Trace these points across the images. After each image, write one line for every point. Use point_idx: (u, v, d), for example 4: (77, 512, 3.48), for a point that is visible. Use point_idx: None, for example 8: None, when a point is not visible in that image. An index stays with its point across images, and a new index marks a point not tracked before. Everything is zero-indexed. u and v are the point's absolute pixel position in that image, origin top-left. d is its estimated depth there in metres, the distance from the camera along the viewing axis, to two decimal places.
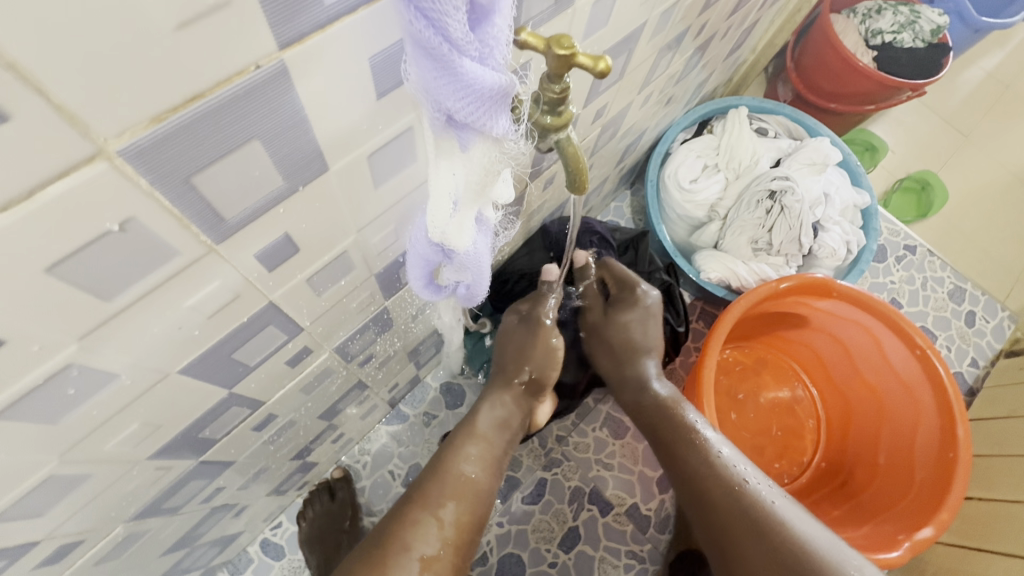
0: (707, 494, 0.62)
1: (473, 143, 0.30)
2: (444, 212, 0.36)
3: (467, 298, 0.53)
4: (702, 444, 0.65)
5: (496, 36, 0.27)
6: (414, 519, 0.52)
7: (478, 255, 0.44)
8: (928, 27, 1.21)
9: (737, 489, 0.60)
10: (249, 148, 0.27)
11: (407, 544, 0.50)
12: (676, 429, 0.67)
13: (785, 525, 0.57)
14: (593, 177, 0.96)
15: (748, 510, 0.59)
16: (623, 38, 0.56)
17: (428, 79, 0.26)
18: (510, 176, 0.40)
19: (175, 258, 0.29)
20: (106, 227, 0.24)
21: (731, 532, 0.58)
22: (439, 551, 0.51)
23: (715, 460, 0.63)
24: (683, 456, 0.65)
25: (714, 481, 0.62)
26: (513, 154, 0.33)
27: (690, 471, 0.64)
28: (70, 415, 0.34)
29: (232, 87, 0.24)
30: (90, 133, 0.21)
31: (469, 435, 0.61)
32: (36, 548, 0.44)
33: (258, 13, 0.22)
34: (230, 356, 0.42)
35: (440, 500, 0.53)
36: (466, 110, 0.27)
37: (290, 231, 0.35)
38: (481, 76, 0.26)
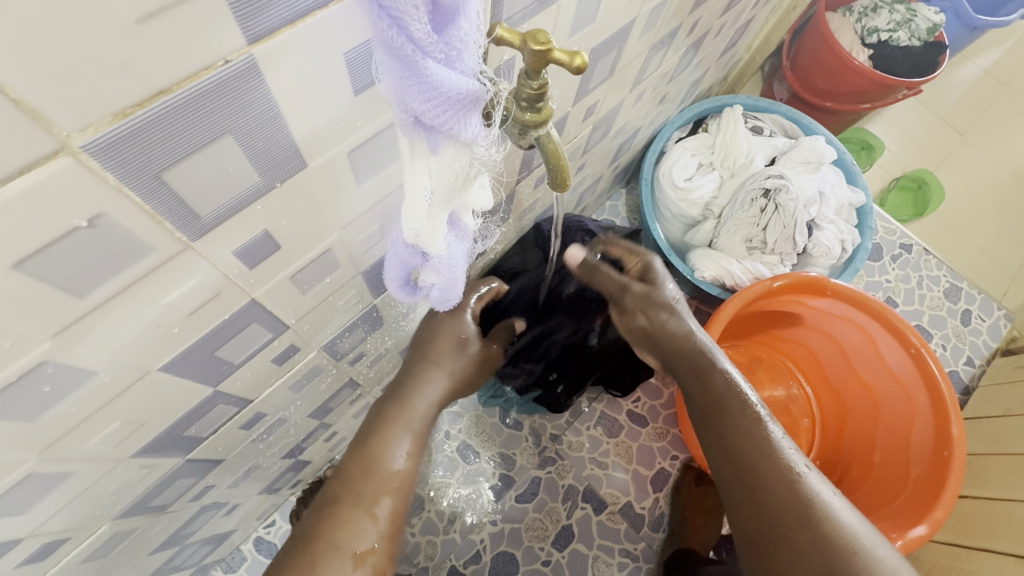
0: (760, 474, 0.57)
1: (443, 145, 0.30)
2: (420, 211, 0.35)
3: (442, 300, 0.52)
4: (759, 422, 0.61)
5: (462, 39, 0.26)
6: (347, 517, 0.51)
7: (452, 259, 0.44)
8: (924, 26, 1.21)
9: (795, 474, 0.57)
10: (222, 144, 0.27)
11: (339, 544, 0.49)
12: (731, 400, 0.63)
13: (835, 521, 0.54)
14: (587, 175, 0.96)
15: (803, 503, 0.55)
16: (613, 35, 0.55)
17: (394, 80, 0.26)
18: (487, 182, 0.40)
19: (149, 255, 0.29)
20: (75, 224, 0.24)
21: (780, 522, 0.55)
22: (374, 544, 0.51)
23: (770, 440, 0.59)
24: (736, 427, 0.61)
25: (769, 464, 0.58)
26: (485, 160, 0.33)
27: (740, 448, 0.60)
28: (47, 413, 0.34)
29: (200, 83, 0.23)
30: (53, 128, 0.21)
31: (401, 419, 0.56)
32: (19, 546, 0.44)
33: (222, 9, 0.22)
34: (213, 353, 0.42)
35: (374, 495, 0.52)
36: (434, 113, 0.27)
37: (270, 228, 0.35)
38: (448, 79, 0.26)
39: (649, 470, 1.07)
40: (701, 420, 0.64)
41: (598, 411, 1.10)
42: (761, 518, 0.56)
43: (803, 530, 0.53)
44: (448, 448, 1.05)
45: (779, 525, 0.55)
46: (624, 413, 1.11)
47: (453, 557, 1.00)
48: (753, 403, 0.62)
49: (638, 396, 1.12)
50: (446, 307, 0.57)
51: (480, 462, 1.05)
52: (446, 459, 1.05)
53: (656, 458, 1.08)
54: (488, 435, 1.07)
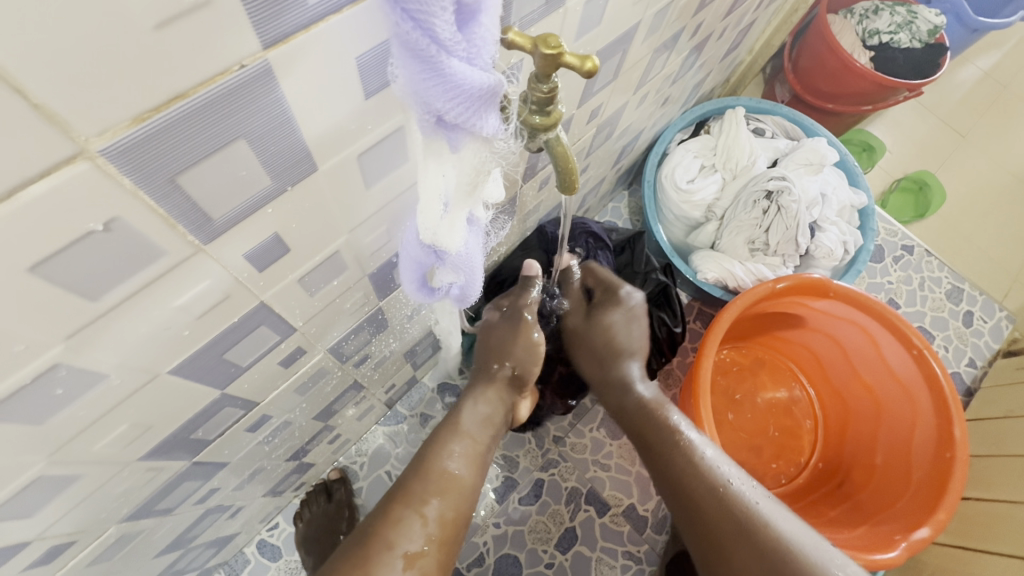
0: (691, 498, 0.59)
1: (463, 142, 0.30)
2: (434, 214, 0.36)
3: (460, 299, 0.52)
4: (682, 444, 0.62)
5: (482, 36, 0.27)
6: (397, 517, 0.50)
7: (469, 255, 0.43)
8: (925, 28, 1.21)
9: (722, 491, 0.58)
10: (235, 148, 0.27)
11: (390, 541, 0.48)
12: (653, 423, 0.65)
13: (771, 528, 0.55)
14: (590, 177, 0.96)
15: (738, 516, 0.56)
16: (617, 38, 0.56)
17: (415, 81, 0.26)
18: (499, 176, 0.40)
19: (162, 258, 0.29)
20: (90, 227, 0.24)
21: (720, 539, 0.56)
22: (423, 547, 0.49)
23: (696, 456, 0.61)
24: (665, 450, 0.63)
25: (698, 482, 0.59)
26: (502, 153, 0.34)
27: (671, 472, 0.61)
28: (57, 416, 0.34)
29: (215, 87, 0.24)
30: (71, 133, 0.21)
31: (454, 431, 0.59)
32: (27, 549, 0.44)
33: (240, 15, 0.22)
34: (222, 356, 0.42)
35: (424, 497, 0.52)
36: (456, 111, 0.27)
37: (279, 232, 0.35)
38: (470, 76, 0.26)
39: None
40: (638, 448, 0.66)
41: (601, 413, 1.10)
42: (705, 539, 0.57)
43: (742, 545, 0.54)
44: None
45: (719, 544, 0.56)
46: None
47: (456, 559, 0.99)
48: (677, 424, 0.64)
49: None
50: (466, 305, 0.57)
51: None
52: None
53: None
54: None
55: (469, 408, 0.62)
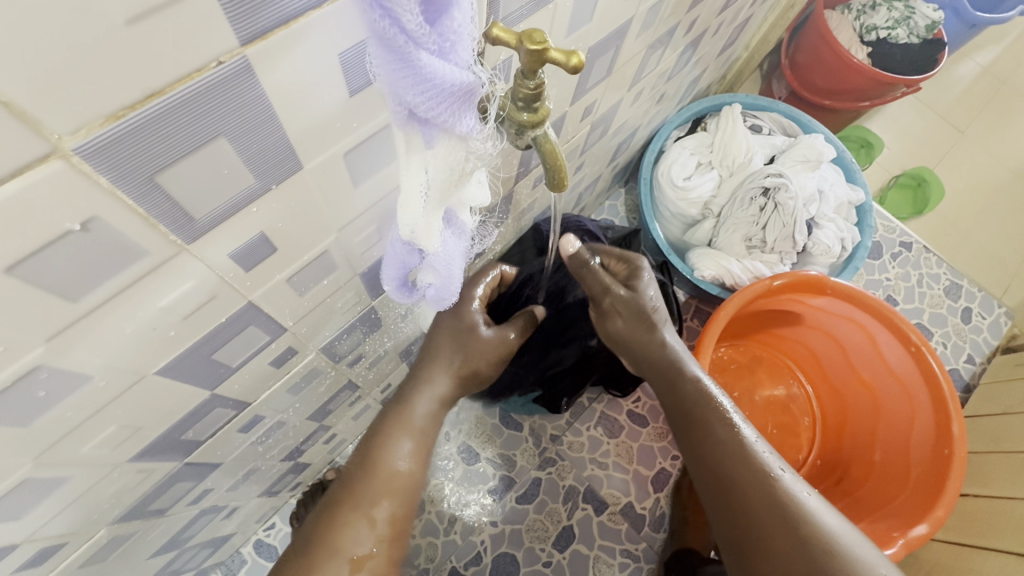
0: (736, 484, 0.58)
1: (437, 139, 0.31)
2: (415, 207, 0.35)
3: (439, 301, 0.52)
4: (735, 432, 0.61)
5: (456, 30, 0.26)
6: (345, 520, 0.53)
7: (449, 257, 0.44)
8: (923, 22, 1.21)
9: (772, 481, 0.57)
10: (216, 146, 0.27)
11: (337, 549, 0.51)
12: (705, 402, 0.63)
13: (815, 521, 0.55)
14: (586, 175, 0.96)
15: (783, 507, 0.56)
16: (611, 34, 0.55)
17: (387, 72, 0.26)
18: (483, 178, 0.40)
19: (144, 259, 0.29)
20: (67, 227, 0.24)
21: (756, 527, 0.56)
22: (372, 550, 0.53)
23: (744, 443, 0.60)
24: (711, 434, 0.61)
25: (745, 471, 0.58)
26: (480, 154, 0.33)
27: (718, 458, 0.60)
28: (42, 417, 0.33)
29: (193, 84, 0.23)
30: (44, 131, 0.20)
31: (403, 424, 0.58)
32: (16, 551, 0.43)
33: (214, 11, 0.22)
34: (210, 357, 0.42)
35: (373, 499, 0.54)
36: (428, 105, 0.27)
37: (266, 230, 0.35)
38: (442, 71, 0.26)
39: (650, 470, 1.07)
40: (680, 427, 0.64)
41: (599, 411, 1.10)
42: (740, 523, 0.57)
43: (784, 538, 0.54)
44: (449, 449, 1.05)
45: (757, 532, 0.56)
46: (625, 413, 1.11)
47: (453, 558, 1.00)
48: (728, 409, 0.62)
49: (639, 396, 1.12)
50: (442, 306, 0.55)
51: (480, 463, 1.05)
52: (447, 460, 1.05)
53: (657, 458, 1.08)
54: (488, 436, 1.07)
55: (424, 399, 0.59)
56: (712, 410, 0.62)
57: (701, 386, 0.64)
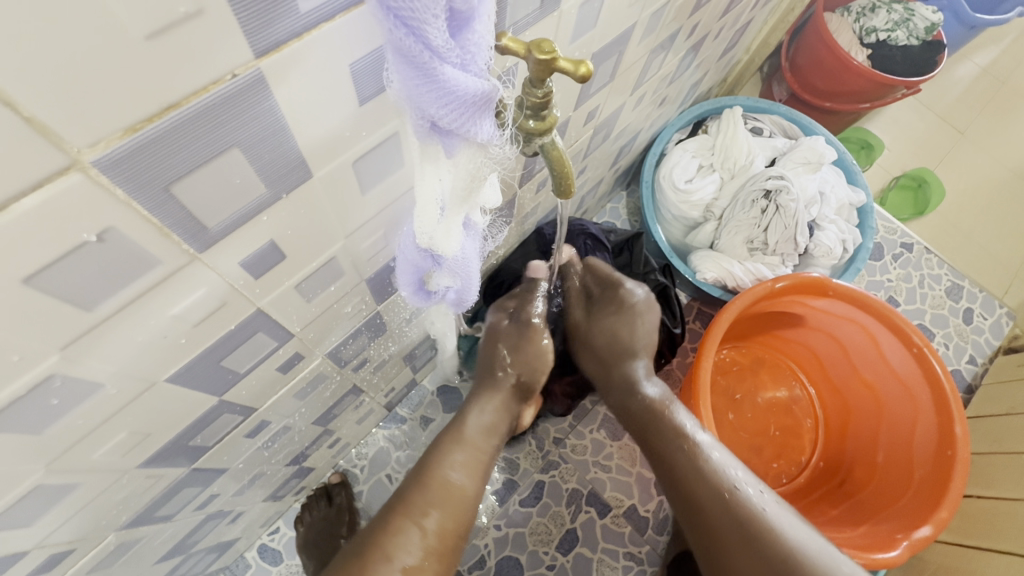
0: (698, 504, 0.59)
1: (459, 148, 0.30)
2: (432, 216, 0.36)
3: (458, 302, 0.53)
4: (694, 451, 0.61)
5: (476, 42, 0.27)
6: (397, 528, 0.51)
7: (466, 258, 0.44)
8: (922, 25, 1.21)
9: (734, 500, 0.58)
10: (230, 156, 0.27)
11: (390, 554, 0.49)
12: (662, 422, 0.64)
13: (780, 537, 0.55)
14: (588, 178, 0.96)
15: (747, 524, 0.56)
16: (614, 39, 0.55)
17: (410, 87, 0.26)
18: (496, 181, 0.40)
19: (157, 268, 0.29)
20: (84, 238, 0.24)
21: (724, 548, 0.57)
22: (420, 560, 0.50)
23: (701, 463, 0.60)
24: (671, 454, 0.62)
25: (708, 491, 0.59)
26: (498, 158, 0.33)
27: (679, 478, 0.61)
28: (54, 425, 0.34)
29: (208, 96, 0.24)
30: (63, 145, 0.21)
31: (457, 439, 0.59)
32: (26, 558, 0.44)
33: (232, 26, 0.22)
34: (219, 363, 0.42)
35: (425, 508, 0.52)
36: (451, 117, 0.27)
37: (275, 238, 0.35)
38: (465, 82, 0.26)
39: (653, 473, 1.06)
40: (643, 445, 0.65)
41: (602, 414, 1.10)
42: (709, 542, 0.59)
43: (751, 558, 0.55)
44: None
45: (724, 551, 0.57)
46: None
47: (458, 562, 0.99)
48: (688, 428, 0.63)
49: None
50: (461, 308, 0.56)
51: None
52: None
53: None
54: None
55: (475, 413, 0.61)
56: (669, 431, 0.63)
57: (659, 406, 0.65)
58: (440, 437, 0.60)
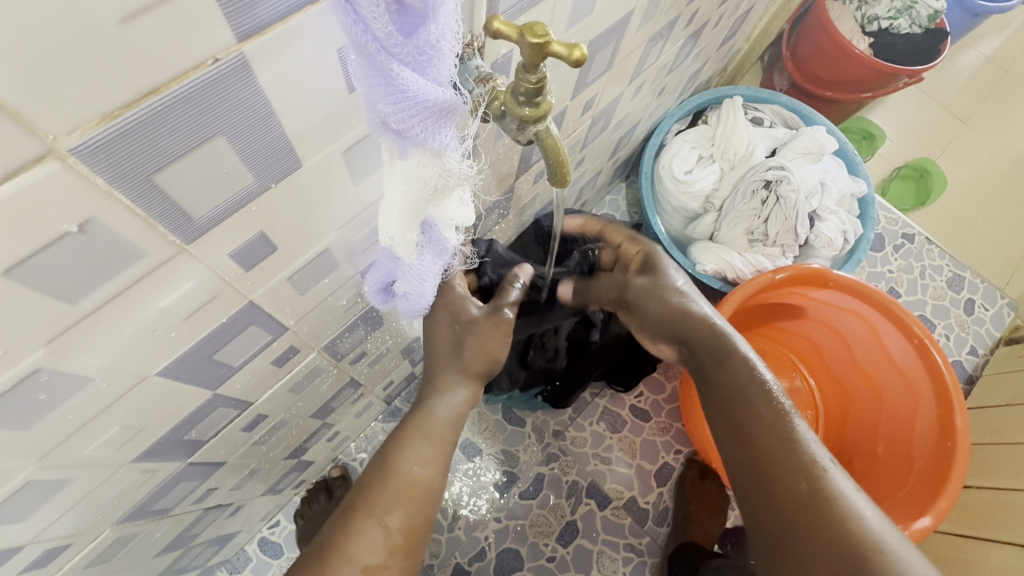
0: (772, 467, 0.52)
1: (411, 152, 0.30)
2: (392, 223, 0.37)
3: (412, 310, 0.52)
4: (783, 414, 0.55)
5: (432, 43, 0.26)
6: (358, 527, 0.50)
7: (425, 268, 0.44)
8: (926, 12, 1.19)
9: (820, 470, 0.50)
10: (215, 144, 0.26)
11: (348, 556, 0.48)
12: (750, 383, 0.58)
13: (859, 517, 0.47)
14: (587, 169, 0.95)
15: (821, 493, 0.48)
16: (611, 27, 0.55)
17: (363, 81, 0.26)
18: (470, 197, 0.39)
19: (142, 259, 0.28)
20: (64, 228, 0.24)
21: (790, 518, 0.49)
22: (384, 560, 0.50)
23: (788, 427, 0.54)
24: (754, 413, 0.56)
25: (788, 452, 0.52)
26: (457, 174, 0.32)
27: (756, 438, 0.54)
28: (44, 420, 0.33)
29: (189, 82, 0.23)
30: (39, 132, 0.20)
31: (421, 429, 0.58)
32: (21, 553, 0.43)
33: (213, 11, 0.21)
34: (212, 357, 0.42)
35: (387, 507, 0.52)
36: (400, 116, 0.27)
37: (265, 229, 0.35)
38: (416, 84, 0.26)
39: (653, 464, 1.07)
40: (720, 408, 0.59)
41: (601, 406, 1.10)
42: (772, 508, 0.50)
43: (823, 532, 0.47)
44: None
45: (791, 518, 0.49)
46: (627, 408, 1.10)
47: (458, 554, 1.00)
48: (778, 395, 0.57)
49: (642, 391, 1.11)
50: (414, 315, 0.56)
51: (482, 459, 1.05)
52: None
53: (659, 452, 1.08)
54: (490, 432, 1.07)
55: (444, 405, 0.60)
56: (759, 391, 0.57)
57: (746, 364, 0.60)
58: (400, 426, 0.59)
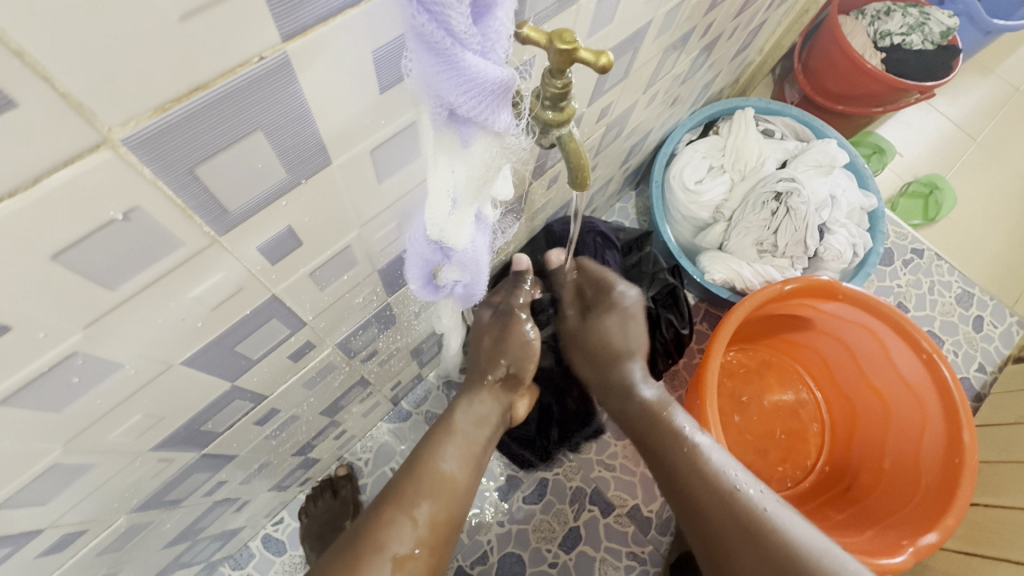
0: (700, 505, 0.62)
1: (476, 137, 0.31)
2: (443, 208, 0.36)
3: (467, 296, 0.53)
4: (697, 451, 0.66)
5: (497, 29, 0.27)
6: (388, 518, 0.52)
7: (476, 253, 0.44)
8: (938, 29, 1.20)
9: (736, 495, 0.61)
10: (253, 140, 0.27)
11: (381, 544, 0.50)
12: (662, 424, 0.69)
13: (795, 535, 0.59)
14: (599, 175, 0.96)
15: (748, 518, 0.59)
16: (629, 37, 0.56)
17: (430, 74, 0.27)
18: (509, 173, 0.41)
19: (178, 249, 0.29)
20: (110, 216, 0.25)
21: (724, 544, 0.60)
22: (413, 550, 0.51)
23: (704, 463, 0.64)
24: (675, 458, 0.66)
25: (708, 487, 0.63)
26: (513, 149, 0.34)
27: (680, 477, 0.65)
28: (74, 404, 0.34)
29: (235, 79, 0.24)
30: (95, 122, 0.21)
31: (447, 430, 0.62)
32: (39, 537, 0.44)
33: (259, 9, 0.22)
34: (233, 349, 0.42)
35: (415, 500, 0.54)
36: (470, 103, 0.28)
37: (293, 224, 0.36)
38: (484, 69, 0.27)
39: None
40: (647, 459, 0.69)
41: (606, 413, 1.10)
42: (710, 542, 0.61)
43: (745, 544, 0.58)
44: None
45: (722, 541, 0.60)
46: None
47: (460, 557, 1.00)
48: (686, 431, 0.68)
49: None
50: (467, 300, 0.56)
51: None
52: None
53: None
54: None
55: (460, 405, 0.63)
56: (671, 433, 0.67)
57: (656, 409, 0.70)
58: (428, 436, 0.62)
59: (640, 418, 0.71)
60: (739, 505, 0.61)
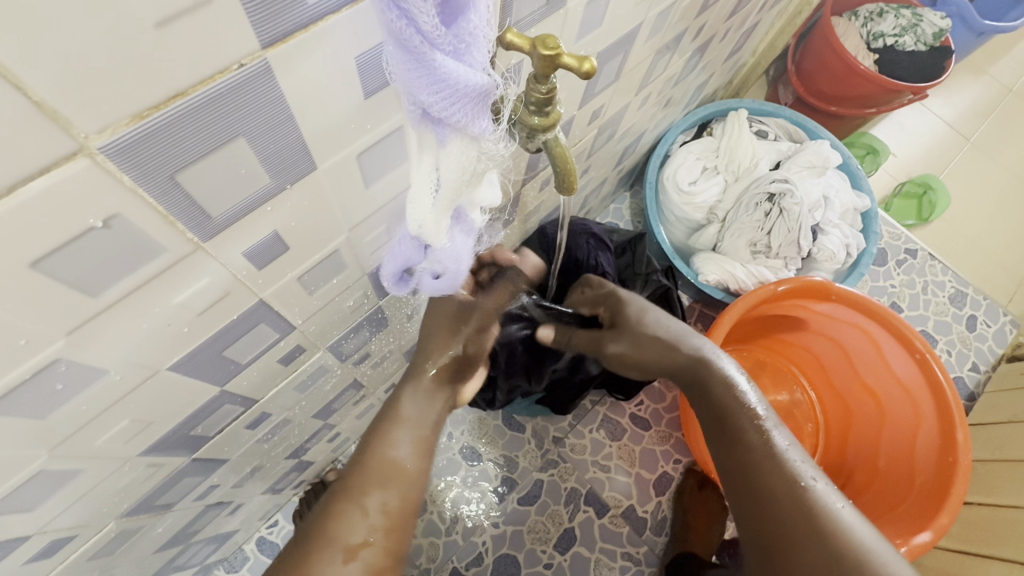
0: (763, 491, 0.55)
1: (450, 138, 0.31)
2: (424, 206, 0.35)
3: (444, 288, 0.53)
4: (768, 436, 0.57)
5: (471, 32, 0.27)
6: (339, 511, 0.51)
7: (457, 251, 0.45)
8: (931, 30, 1.21)
9: (803, 488, 0.53)
10: (235, 146, 0.27)
11: (331, 537, 0.49)
12: (735, 404, 0.60)
13: (845, 531, 0.50)
14: (593, 176, 0.96)
15: (814, 515, 0.52)
16: (620, 39, 0.56)
17: (403, 72, 0.27)
18: (495, 178, 0.41)
19: (161, 255, 0.29)
20: (90, 223, 0.25)
21: (779, 538, 0.52)
22: (367, 538, 0.50)
23: (774, 448, 0.56)
24: (742, 438, 0.58)
25: (776, 474, 0.55)
26: (493, 154, 0.34)
27: (743, 460, 0.57)
28: (58, 410, 0.34)
29: (215, 85, 0.24)
30: (71, 129, 0.21)
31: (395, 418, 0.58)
32: (27, 543, 0.44)
33: (237, 16, 0.22)
34: (221, 353, 0.42)
35: (365, 489, 0.53)
36: (441, 104, 0.28)
37: (279, 229, 0.35)
38: (456, 70, 0.27)
39: (652, 474, 1.07)
40: (709, 435, 0.61)
41: (601, 414, 1.10)
42: (764, 533, 0.53)
43: (805, 543, 0.51)
44: (451, 450, 1.06)
45: (778, 536, 0.52)
46: (627, 417, 1.11)
47: (455, 558, 1.00)
48: (759, 414, 0.59)
49: (642, 400, 1.12)
50: (444, 288, 0.56)
51: (481, 464, 1.05)
52: (449, 461, 1.05)
53: (659, 462, 1.08)
54: (490, 437, 1.07)
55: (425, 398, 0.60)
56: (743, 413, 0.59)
57: (730, 385, 0.61)
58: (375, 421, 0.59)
59: (707, 400, 0.62)
60: (808, 498, 0.53)
